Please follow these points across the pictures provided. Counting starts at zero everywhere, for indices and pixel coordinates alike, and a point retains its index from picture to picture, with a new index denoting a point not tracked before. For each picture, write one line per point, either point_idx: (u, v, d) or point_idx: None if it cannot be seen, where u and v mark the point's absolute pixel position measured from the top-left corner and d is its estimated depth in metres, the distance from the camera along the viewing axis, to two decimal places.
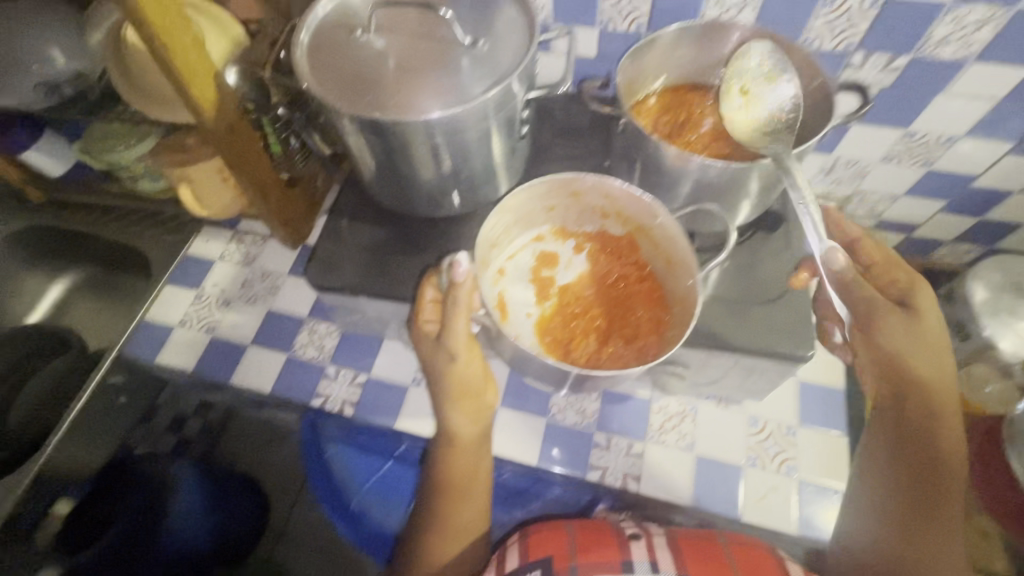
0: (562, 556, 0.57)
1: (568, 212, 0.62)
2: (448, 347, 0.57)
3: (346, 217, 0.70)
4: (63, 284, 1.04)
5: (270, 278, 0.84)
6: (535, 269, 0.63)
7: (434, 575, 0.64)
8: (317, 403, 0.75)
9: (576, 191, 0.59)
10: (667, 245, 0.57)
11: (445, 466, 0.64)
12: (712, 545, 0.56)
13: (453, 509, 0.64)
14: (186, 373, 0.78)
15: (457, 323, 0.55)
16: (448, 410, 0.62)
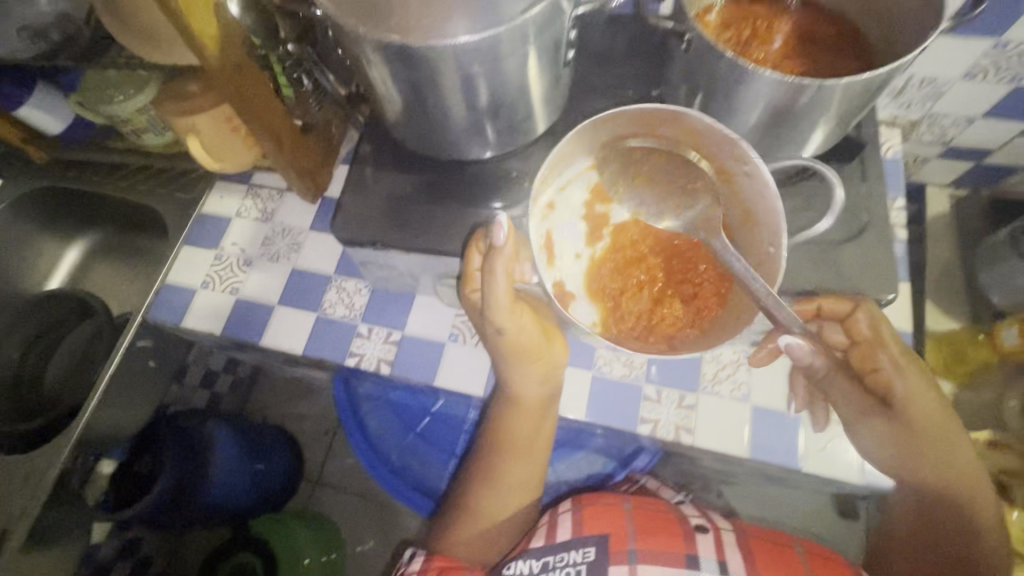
0: (620, 535, 0.59)
1: (640, 143, 0.54)
2: (494, 311, 0.57)
3: (370, 164, 0.64)
4: (80, 248, 1.02)
5: (291, 234, 0.80)
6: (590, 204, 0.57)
7: (487, 525, 0.67)
8: (351, 363, 0.72)
9: (654, 124, 0.51)
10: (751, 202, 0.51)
11: (506, 423, 0.65)
12: (782, 553, 0.58)
13: (506, 464, 0.66)
14: (214, 336, 0.76)
15: (498, 284, 0.54)
16: (518, 371, 0.61)
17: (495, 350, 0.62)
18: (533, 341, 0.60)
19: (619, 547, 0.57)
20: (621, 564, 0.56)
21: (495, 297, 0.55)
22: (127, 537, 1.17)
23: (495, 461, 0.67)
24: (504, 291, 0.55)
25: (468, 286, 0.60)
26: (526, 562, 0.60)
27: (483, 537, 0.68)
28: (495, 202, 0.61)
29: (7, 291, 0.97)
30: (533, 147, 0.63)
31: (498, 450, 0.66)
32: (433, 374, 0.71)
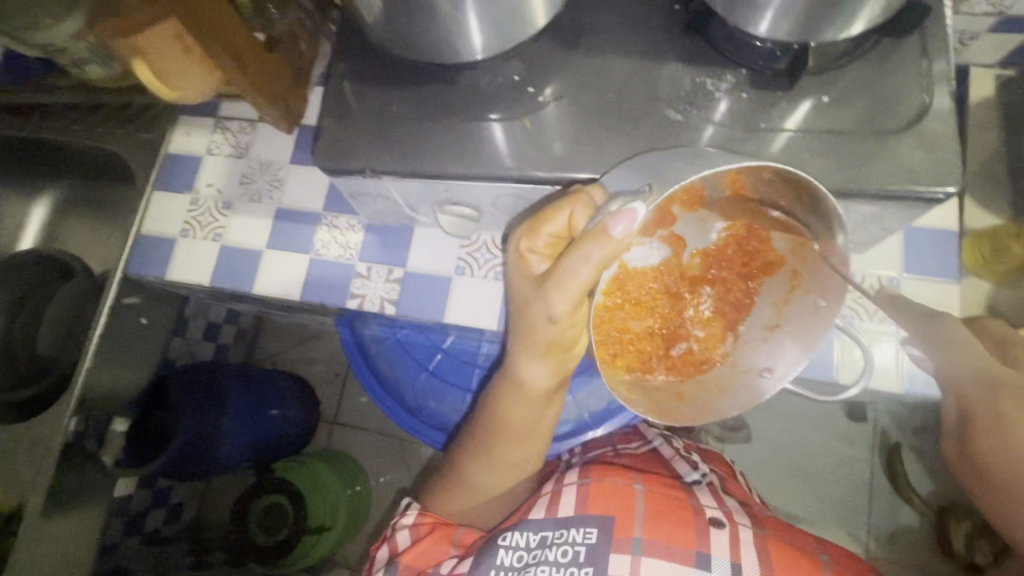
0: (626, 522, 0.58)
1: (770, 191, 0.52)
2: (558, 283, 0.50)
3: (350, 80, 0.56)
4: (46, 203, 0.94)
5: (271, 169, 0.72)
6: (676, 202, 0.55)
7: (477, 494, 0.69)
8: (353, 304, 0.67)
9: (801, 196, 0.50)
10: (794, 315, 0.58)
11: (512, 416, 0.64)
12: (810, 560, 0.58)
13: (509, 449, 0.66)
14: (203, 287, 0.71)
15: (583, 269, 0.49)
16: (531, 362, 0.60)
17: (523, 326, 0.57)
18: (570, 339, 0.57)
19: (623, 534, 0.57)
20: (624, 554, 0.56)
21: (567, 272, 0.50)
22: (156, 486, 1.17)
23: (496, 446, 0.67)
24: (589, 273, 0.49)
25: (527, 243, 0.53)
26: (523, 535, 0.59)
27: (478, 506, 0.70)
28: (493, 116, 0.53)
29: None
30: (536, 45, 0.54)
31: (496, 437, 0.66)
32: (441, 310, 0.66)
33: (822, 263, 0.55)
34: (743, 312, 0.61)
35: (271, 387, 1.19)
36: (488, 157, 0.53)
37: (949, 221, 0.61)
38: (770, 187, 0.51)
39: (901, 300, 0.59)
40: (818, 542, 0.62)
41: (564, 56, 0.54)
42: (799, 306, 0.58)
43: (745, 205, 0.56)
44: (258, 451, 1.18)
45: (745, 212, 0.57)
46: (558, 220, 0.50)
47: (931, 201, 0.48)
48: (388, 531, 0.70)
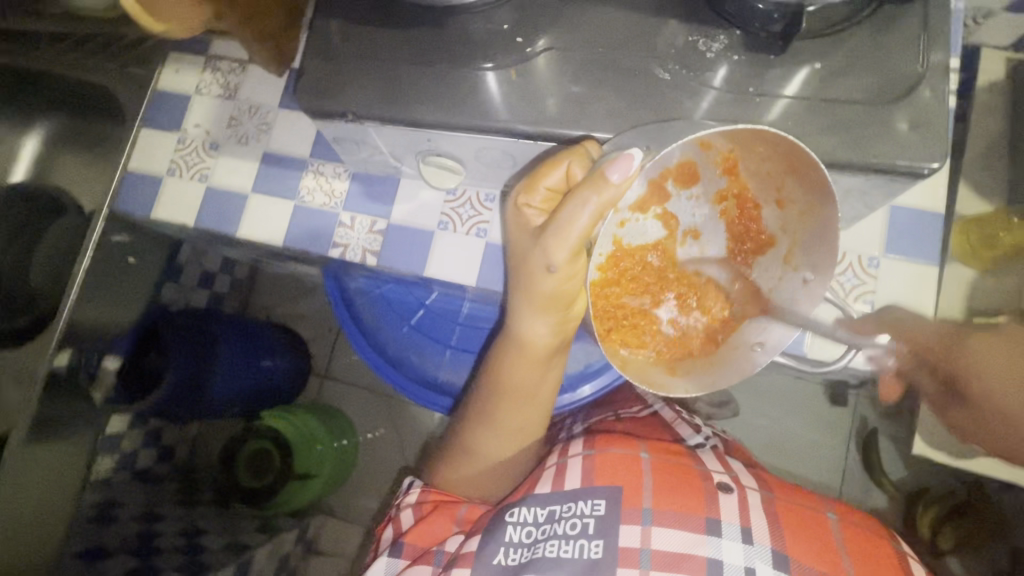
0: (634, 491, 0.57)
1: (760, 163, 0.52)
2: (556, 236, 0.53)
3: (337, 20, 0.54)
4: (37, 136, 0.89)
5: (260, 112, 0.71)
6: (669, 175, 0.54)
7: (478, 460, 0.71)
8: (336, 253, 0.68)
9: (794, 166, 0.49)
10: (783, 292, 0.58)
11: (513, 374, 0.66)
12: (814, 518, 0.59)
13: (509, 412, 0.69)
14: (188, 228, 0.71)
15: (581, 218, 0.51)
16: (531, 318, 0.62)
17: (522, 280, 0.59)
18: (569, 295, 0.58)
19: (632, 505, 0.56)
20: (633, 525, 0.55)
21: (563, 224, 0.52)
22: (149, 426, 1.18)
23: (496, 407, 0.69)
24: (586, 219, 0.51)
25: (526, 198, 0.57)
26: (531, 511, 0.59)
27: (477, 475, 0.72)
28: (487, 65, 0.52)
29: None
30: None
31: (499, 401, 0.68)
32: (421, 263, 0.67)
33: (812, 233, 0.54)
34: (734, 290, 0.61)
35: (264, 336, 1.20)
36: (477, 107, 0.52)
37: (934, 202, 0.60)
38: (760, 167, 0.52)
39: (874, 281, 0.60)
40: (826, 502, 0.63)
41: (558, 7, 0.52)
42: (788, 286, 0.58)
43: (737, 183, 0.56)
44: (250, 397, 1.21)
45: (737, 191, 0.57)
46: (557, 176, 0.53)
47: (912, 177, 0.47)
48: (394, 512, 0.72)
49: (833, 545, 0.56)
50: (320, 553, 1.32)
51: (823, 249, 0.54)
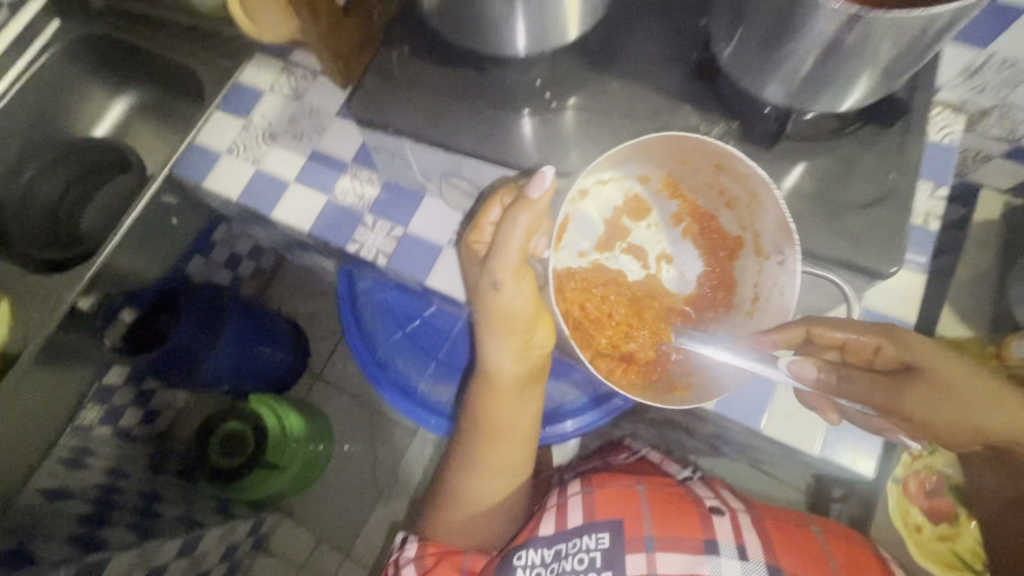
0: (635, 522, 0.56)
1: (697, 177, 0.60)
2: (500, 262, 0.58)
3: (399, 50, 0.63)
4: (126, 102, 1.04)
5: (318, 116, 0.81)
6: (620, 211, 0.64)
7: (472, 507, 0.70)
8: (352, 249, 0.74)
9: (721, 166, 0.55)
10: (766, 281, 0.59)
11: (495, 402, 0.67)
12: (798, 532, 0.57)
13: (492, 452, 0.68)
14: (231, 200, 0.79)
15: (514, 237, 0.56)
16: (490, 343, 0.65)
17: (479, 308, 0.63)
18: (523, 313, 0.61)
19: (635, 534, 0.55)
20: (639, 553, 0.54)
21: (503, 247, 0.57)
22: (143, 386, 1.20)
23: (477, 447, 0.69)
24: (520, 234, 0.56)
25: (474, 235, 0.63)
26: (538, 551, 0.58)
27: (466, 518, 0.71)
28: (523, 110, 0.59)
29: (55, 131, 1.00)
30: (565, 58, 0.60)
31: (480, 439, 0.69)
32: (425, 273, 0.72)
33: (761, 218, 0.57)
34: (727, 297, 0.63)
35: (266, 317, 1.22)
36: (504, 145, 0.59)
37: (906, 314, 0.63)
38: (698, 183, 0.61)
39: None
40: (809, 518, 0.61)
41: (587, 74, 0.60)
42: (768, 273, 0.58)
43: (687, 204, 0.64)
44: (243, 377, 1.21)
45: (689, 211, 0.64)
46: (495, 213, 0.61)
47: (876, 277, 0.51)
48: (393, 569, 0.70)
49: (820, 554, 0.54)
50: (269, 552, 1.33)
51: (778, 232, 0.55)
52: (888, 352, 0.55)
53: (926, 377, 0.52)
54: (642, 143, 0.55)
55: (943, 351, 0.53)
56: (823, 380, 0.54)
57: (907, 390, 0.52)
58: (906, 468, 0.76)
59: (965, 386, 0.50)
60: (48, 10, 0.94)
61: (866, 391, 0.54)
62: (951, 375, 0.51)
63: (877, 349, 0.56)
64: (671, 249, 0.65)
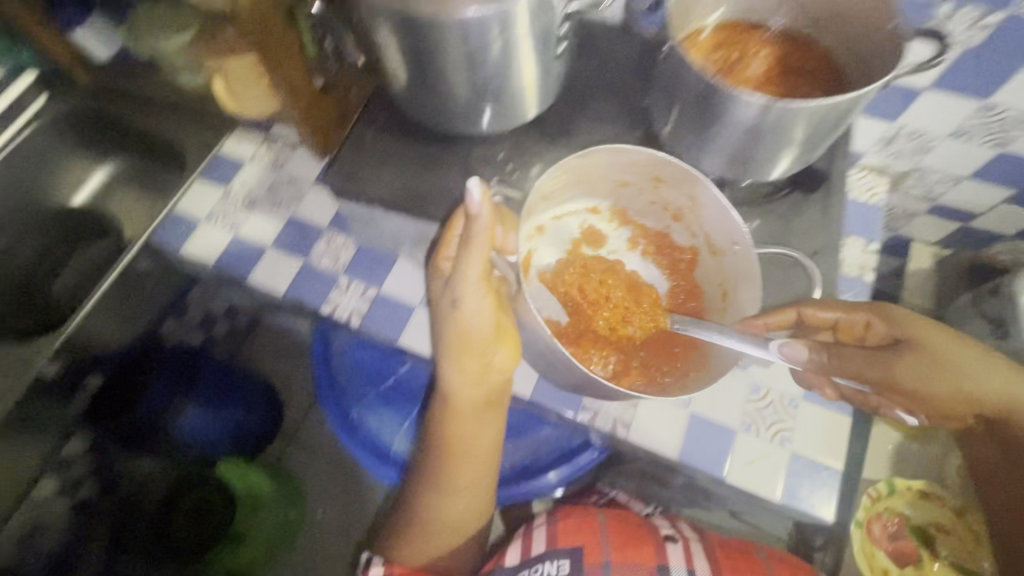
0: (593, 550, 0.60)
1: (641, 198, 0.65)
2: (460, 282, 0.59)
3: (372, 126, 0.69)
4: (107, 169, 1.07)
5: (297, 184, 0.85)
6: (579, 242, 0.67)
7: (441, 526, 0.72)
8: (326, 310, 0.76)
9: (659, 177, 0.60)
10: (729, 274, 0.61)
11: (456, 420, 0.68)
12: (747, 558, 0.61)
13: (454, 470, 0.70)
14: (208, 266, 0.81)
15: (472, 258, 0.57)
16: (450, 364, 0.64)
17: (441, 327, 0.64)
18: (483, 335, 0.60)
19: (592, 560, 0.59)
20: None
21: (466, 265, 0.58)
22: (103, 456, 1.11)
23: (441, 466, 0.70)
24: (477, 257, 0.57)
25: (441, 252, 0.64)
26: None
27: (434, 542, 0.72)
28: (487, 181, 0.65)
29: (37, 198, 1.03)
30: (525, 134, 0.67)
31: (444, 458, 0.70)
32: (398, 332, 0.75)
33: (705, 218, 0.61)
34: (697, 305, 0.65)
35: (259, 379, 1.16)
36: None
37: None
38: (643, 204, 0.66)
39: (789, 417, 0.65)
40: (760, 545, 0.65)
41: (545, 148, 0.66)
42: (727, 266, 0.61)
43: (638, 228, 0.69)
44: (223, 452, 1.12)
45: (643, 234, 0.69)
46: (455, 236, 0.62)
47: None
48: None
49: None
50: None
51: (725, 221, 0.59)
52: (877, 328, 0.61)
53: (913, 347, 0.59)
54: (579, 165, 0.59)
55: (925, 323, 0.60)
56: (817, 363, 0.57)
57: (900, 361, 0.58)
58: (869, 511, 0.72)
59: (950, 348, 0.59)
60: (38, 87, 0.99)
61: (862, 368, 0.58)
62: (935, 343, 0.59)
63: (867, 326, 0.61)
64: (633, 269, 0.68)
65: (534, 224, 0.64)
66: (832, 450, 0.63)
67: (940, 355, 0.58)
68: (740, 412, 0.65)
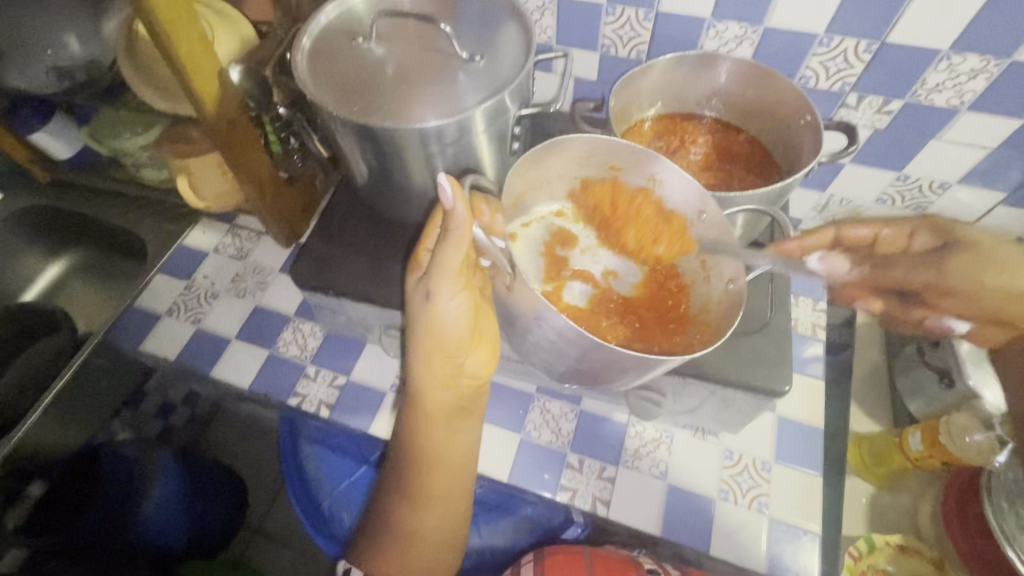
0: None
1: (602, 192, 0.64)
2: (437, 274, 0.52)
3: (338, 216, 0.71)
4: (63, 264, 1.05)
5: (261, 273, 0.84)
6: (551, 244, 0.61)
7: (415, 545, 0.62)
8: (293, 402, 0.74)
9: (616, 163, 0.60)
10: (708, 242, 0.57)
11: (427, 430, 0.61)
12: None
13: (428, 478, 0.61)
14: (168, 363, 0.78)
15: (448, 252, 0.51)
16: (421, 360, 0.59)
17: (412, 322, 0.58)
18: (460, 333, 0.56)
19: None
20: None
21: (444, 256, 0.52)
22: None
23: (416, 476, 0.62)
24: (456, 248, 0.51)
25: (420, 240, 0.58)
26: None
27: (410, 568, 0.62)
28: None
29: None
30: None
31: (417, 468, 0.62)
32: (369, 420, 0.73)
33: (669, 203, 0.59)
34: (681, 284, 0.59)
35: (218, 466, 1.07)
36: None
37: (816, 419, 0.69)
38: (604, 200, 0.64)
39: (764, 482, 0.65)
40: None
41: None
42: (706, 238, 0.57)
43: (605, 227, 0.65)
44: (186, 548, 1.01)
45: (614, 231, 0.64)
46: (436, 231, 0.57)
47: (775, 395, 0.58)
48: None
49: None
50: None
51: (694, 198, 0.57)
52: (923, 236, 0.57)
53: (962, 248, 0.56)
54: (533, 164, 0.58)
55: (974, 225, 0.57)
56: (861, 274, 0.58)
57: (950, 265, 0.56)
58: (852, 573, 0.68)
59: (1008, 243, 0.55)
60: None
61: (906, 276, 0.57)
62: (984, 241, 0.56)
63: (913, 233, 0.57)
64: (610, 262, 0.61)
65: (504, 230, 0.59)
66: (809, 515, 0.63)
67: (1000, 255, 0.55)
68: (717, 482, 0.65)
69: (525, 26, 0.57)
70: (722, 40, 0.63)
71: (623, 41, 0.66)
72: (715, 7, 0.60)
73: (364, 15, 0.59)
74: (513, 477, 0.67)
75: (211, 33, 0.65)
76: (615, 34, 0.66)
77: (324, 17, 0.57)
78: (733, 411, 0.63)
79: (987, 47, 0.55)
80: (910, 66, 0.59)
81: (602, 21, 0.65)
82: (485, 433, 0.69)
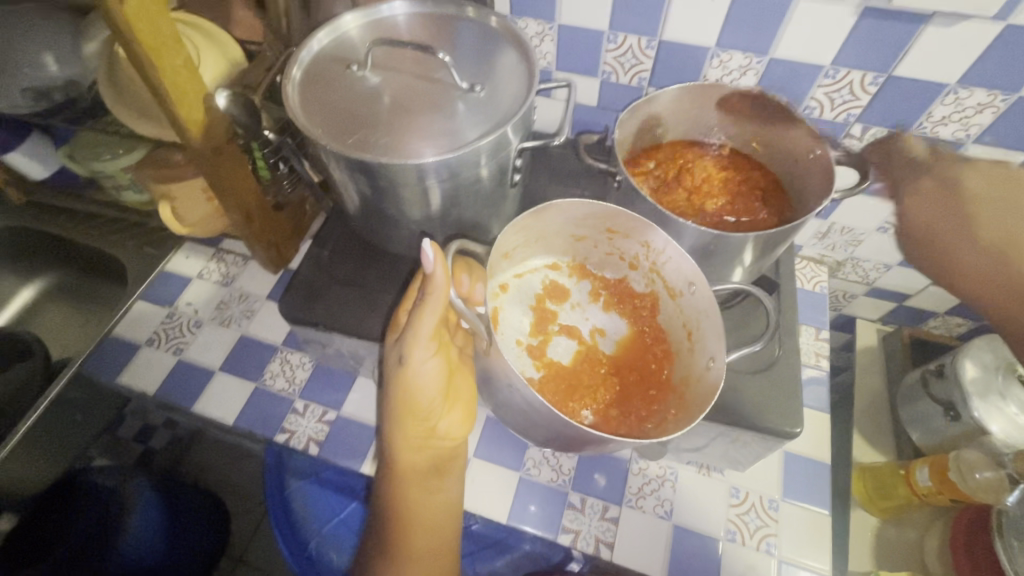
0: None
1: (597, 250, 0.63)
2: (410, 340, 0.53)
3: (329, 246, 0.68)
4: (38, 286, 1.00)
5: (247, 300, 0.81)
6: (542, 298, 0.63)
7: None
8: (281, 439, 0.71)
9: (612, 228, 0.59)
10: (693, 308, 0.56)
11: (400, 496, 0.58)
12: None
13: (406, 542, 0.57)
14: (147, 396, 0.74)
15: (423, 320, 0.51)
16: (394, 424, 0.58)
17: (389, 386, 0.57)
18: (430, 394, 0.56)
19: None
20: None
21: (420, 324, 0.52)
22: None
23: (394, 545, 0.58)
24: (431, 315, 0.51)
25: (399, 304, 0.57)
26: None
27: None
28: None
29: None
30: None
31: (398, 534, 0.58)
32: (360, 459, 0.70)
33: (659, 264, 0.58)
34: (666, 350, 0.60)
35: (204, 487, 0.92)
36: None
37: (823, 454, 0.67)
38: (597, 253, 0.63)
39: (771, 522, 0.63)
40: None
41: None
42: (691, 307, 0.56)
43: (598, 281, 0.65)
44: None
45: (603, 285, 0.64)
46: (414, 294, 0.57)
47: (785, 437, 0.56)
48: None
49: None
50: None
51: (686, 273, 0.55)
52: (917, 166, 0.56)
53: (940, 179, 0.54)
54: (524, 224, 0.57)
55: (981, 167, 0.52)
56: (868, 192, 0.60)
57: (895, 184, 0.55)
58: None
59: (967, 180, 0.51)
60: None
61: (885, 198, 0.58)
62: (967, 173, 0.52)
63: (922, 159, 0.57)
64: (597, 317, 0.63)
65: (492, 284, 0.60)
66: (817, 556, 0.61)
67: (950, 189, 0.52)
68: (724, 523, 0.63)
69: (526, 52, 0.55)
70: (725, 70, 0.62)
71: (624, 68, 0.65)
72: (719, 36, 0.59)
73: (359, 42, 0.57)
74: (512, 519, 0.64)
75: (197, 56, 0.63)
76: (617, 61, 0.64)
77: (316, 44, 0.55)
78: (743, 449, 0.61)
79: (994, 83, 0.55)
80: (918, 97, 0.58)
81: (603, 48, 0.63)
82: (478, 476, 0.66)
